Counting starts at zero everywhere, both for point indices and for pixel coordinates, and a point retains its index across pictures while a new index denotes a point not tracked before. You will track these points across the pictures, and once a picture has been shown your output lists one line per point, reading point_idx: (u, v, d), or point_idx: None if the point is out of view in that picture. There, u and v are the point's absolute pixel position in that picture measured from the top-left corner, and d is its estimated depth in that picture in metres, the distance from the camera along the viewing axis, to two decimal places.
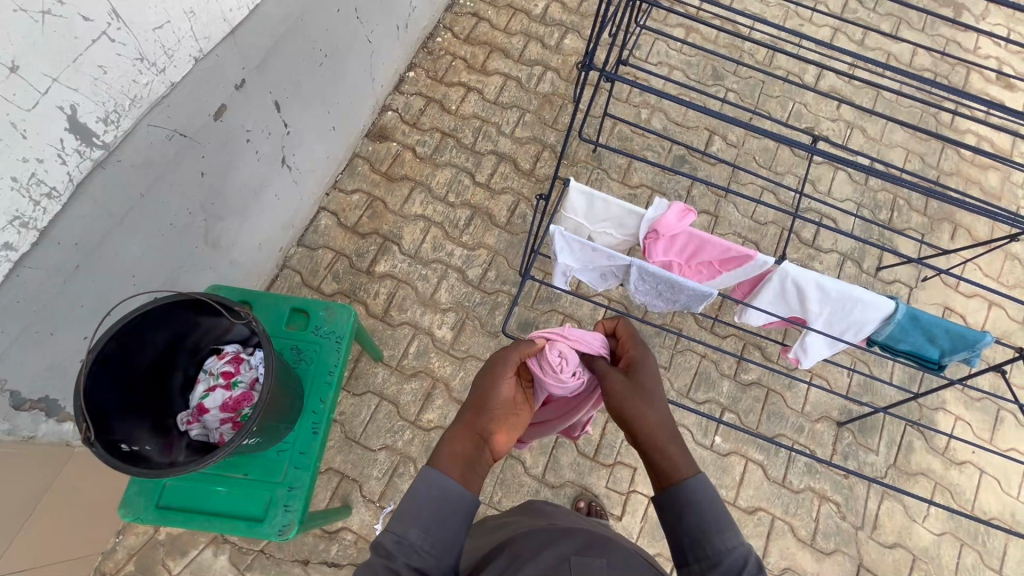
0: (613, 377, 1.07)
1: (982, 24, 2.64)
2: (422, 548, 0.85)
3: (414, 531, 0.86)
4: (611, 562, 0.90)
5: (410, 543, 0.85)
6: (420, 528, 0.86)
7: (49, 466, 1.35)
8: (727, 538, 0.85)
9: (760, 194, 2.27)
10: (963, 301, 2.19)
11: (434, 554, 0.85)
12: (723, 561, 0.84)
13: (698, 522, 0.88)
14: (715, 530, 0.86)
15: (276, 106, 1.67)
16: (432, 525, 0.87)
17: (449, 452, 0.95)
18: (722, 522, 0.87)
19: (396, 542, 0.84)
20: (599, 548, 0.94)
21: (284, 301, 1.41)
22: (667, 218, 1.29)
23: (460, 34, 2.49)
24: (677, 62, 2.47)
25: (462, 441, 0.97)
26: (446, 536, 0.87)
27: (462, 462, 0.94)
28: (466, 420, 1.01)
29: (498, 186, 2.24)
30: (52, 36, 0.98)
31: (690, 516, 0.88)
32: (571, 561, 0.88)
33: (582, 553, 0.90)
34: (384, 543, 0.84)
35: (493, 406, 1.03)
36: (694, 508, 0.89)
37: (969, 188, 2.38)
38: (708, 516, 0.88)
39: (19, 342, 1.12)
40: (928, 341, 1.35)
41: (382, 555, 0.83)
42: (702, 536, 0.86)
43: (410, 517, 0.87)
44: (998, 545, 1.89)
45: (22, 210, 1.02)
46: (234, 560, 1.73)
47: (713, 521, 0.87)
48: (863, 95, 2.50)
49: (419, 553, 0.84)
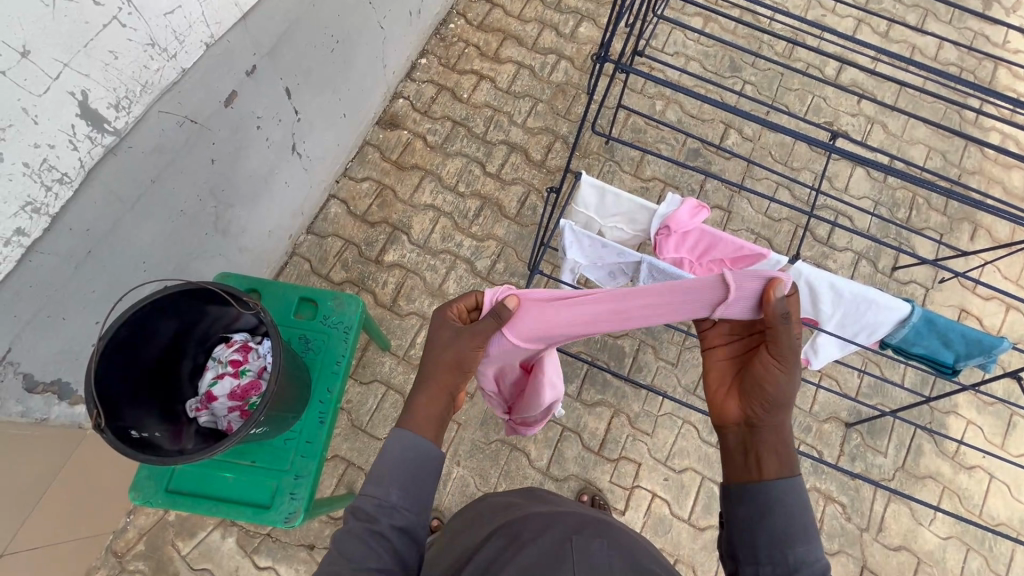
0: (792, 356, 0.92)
1: (1013, 18, 2.56)
2: (401, 506, 0.85)
3: (394, 492, 0.86)
4: (612, 541, 0.90)
5: (391, 504, 0.85)
6: (399, 487, 0.86)
7: (63, 446, 1.37)
8: (811, 548, 0.83)
9: (774, 190, 2.24)
10: (980, 304, 2.15)
11: (413, 511, 0.86)
12: (800, 574, 0.81)
13: (782, 526, 0.84)
14: (799, 537, 0.83)
15: (287, 92, 1.66)
16: (408, 482, 0.87)
17: (425, 412, 0.94)
18: (808, 530, 0.84)
19: (377, 504, 0.85)
20: (599, 529, 0.93)
21: (292, 290, 1.41)
22: (680, 214, 1.27)
23: (473, 21, 2.45)
24: (693, 53, 2.43)
25: (431, 390, 0.96)
26: (418, 492, 0.87)
27: (436, 421, 0.94)
28: (439, 377, 0.97)
29: (508, 177, 2.22)
30: (62, 20, 0.97)
31: (776, 515, 0.85)
32: (572, 541, 0.87)
33: (583, 533, 0.89)
34: (364, 507, 0.84)
35: (467, 370, 0.99)
36: (784, 513, 0.85)
37: (990, 188, 2.33)
38: (797, 521, 0.85)
39: (32, 326, 1.13)
40: (943, 346, 1.32)
41: (362, 518, 0.84)
42: (782, 539, 0.83)
43: (387, 478, 0.86)
44: (1004, 551, 1.87)
45: (34, 195, 1.02)
46: (242, 542, 1.76)
47: (800, 528, 0.84)
48: (885, 90, 2.44)
49: (399, 510, 0.85)
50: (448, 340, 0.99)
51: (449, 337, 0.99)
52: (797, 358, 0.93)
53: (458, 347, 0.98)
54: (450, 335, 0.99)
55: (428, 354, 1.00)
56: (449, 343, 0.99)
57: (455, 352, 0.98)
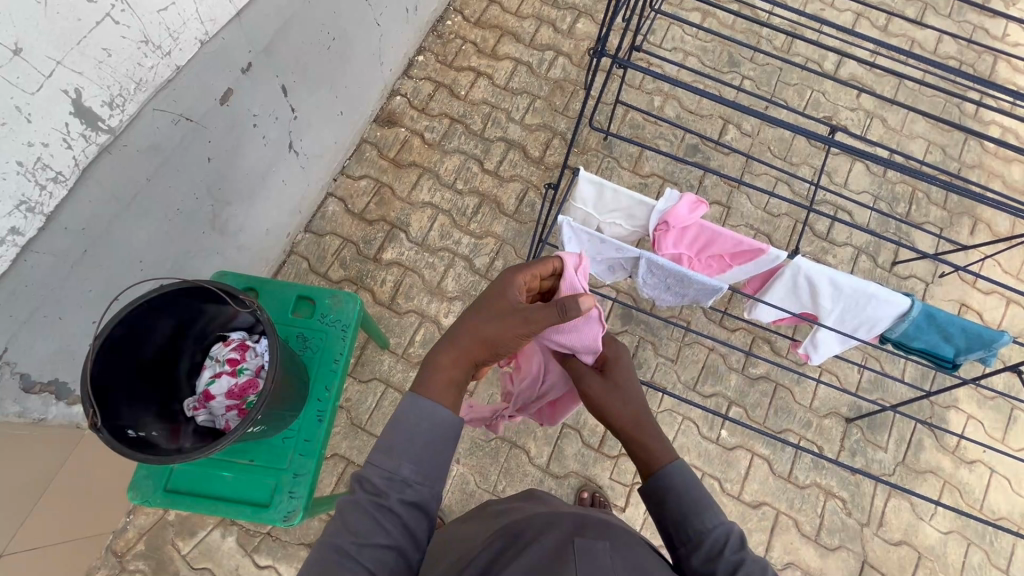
0: (588, 381, 1.04)
1: (1012, 11, 2.54)
2: (412, 481, 0.84)
3: (405, 465, 0.84)
4: (615, 543, 0.89)
5: (402, 478, 0.83)
6: (411, 461, 0.84)
7: (61, 446, 1.37)
8: (707, 517, 0.84)
9: (774, 185, 2.23)
10: (980, 298, 2.15)
11: (426, 485, 0.84)
12: (706, 543, 0.82)
13: (677, 506, 0.86)
14: (692, 513, 0.85)
15: (283, 90, 1.65)
16: (421, 456, 0.85)
17: (445, 377, 0.93)
18: (700, 503, 0.86)
19: (386, 478, 0.83)
20: (602, 531, 0.92)
21: (289, 288, 1.41)
22: (678, 210, 1.26)
23: (471, 18, 2.44)
24: (692, 48, 2.42)
25: (458, 352, 0.96)
26: (433, 464, 0.86)
27: (455, 390, 0.93)
28: (469, 347, 0.97)
29: (507, 173, 2.22)
30: (55, 17, 0.97)
31: (670, 499, 0.87)
32: (575, 543, 0.85)
33: (587, 534, 0.88)
34: (372, 479, 0.83)
35: (499, 351, 0.98)
36: (677, 493, 0.87)
37: (990, 181, 2.32)
38: (688, 499, 0.86)
39: (28, 326, 1.13)
40: (943, 340, 1.31)
41: (370, 492, 0.83)
42: (678, 521, 0.85)
43: (400, 450, 0.85)
44: (1005, 546, 1.87)
45: (27, 194, 1.01)
46: (242, 541, 1.76)
47: (692, 502, 0.86)
48: (884, 84, 2.43)
49: (409, 485, 0.83)
50: (497, 314, 0.97)
51: (500, 311, 0.98)
52: (595, 380, 1.04)
53: (500, 328, 0.96)
54: (502, 311, 0.98)
55: (470, 318, 0.98)
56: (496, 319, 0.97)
57: (495, 331, 0.96)
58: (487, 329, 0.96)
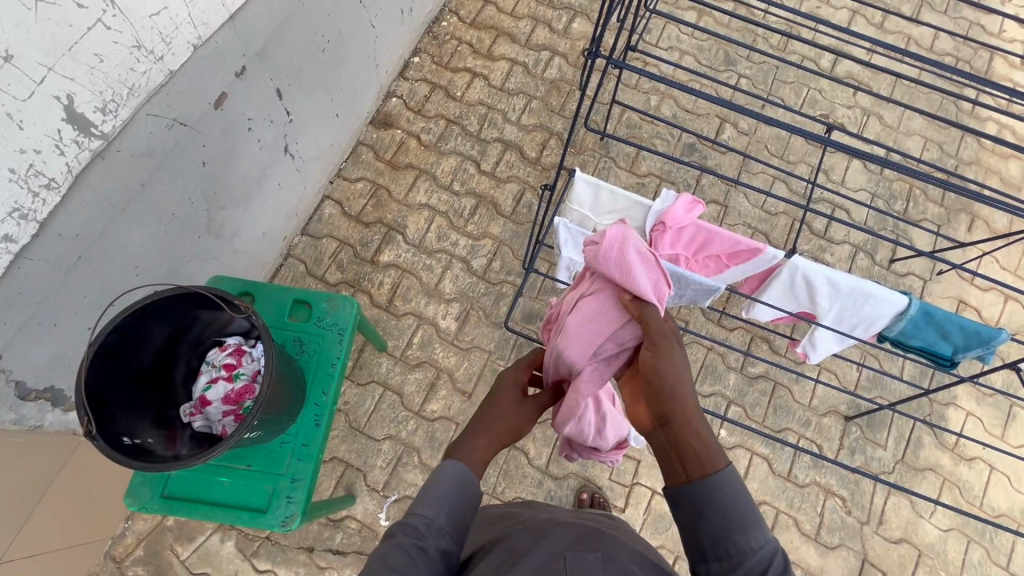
0: (669, 348, 0.97)
1: (1008, 7, 2.54)
2: (447, 529, 0.85)
3: (442, 514, 0.86)
4: (606, 554, 0.89)
5: (439, 526, 0.85)
6: (447, 512, 0.86)
7: (58, 452, 1.36)
8: (754, 537, 0.81)
9: (771, 184, 2.23)
10: (978, 295, 2.15)
11: (455, 536, 0.86)
12: (744, 563, 0.80)
13: (718, 522, 0.83)
14: (738, 530, 0.82)
15: (278, 93, 1.65)
16: (455, 507, 0.87)
17: (480, 454, 0.97)
18: (744, 520, 0.83)
19: (426, 524, 0.84)
20: (593, 542, 0.92)
21: (285, 292, 1.40)
22: (676, 210, 1.27)
23: (466, 18, 2.44)
24: (688, 47, 2.41)
25: (490, 439, 1.00)
26: (464, 517, 0.88)
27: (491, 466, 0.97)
28: (496, 429, 1.01)
29: (503, 174, 2.21)
30: (45, 23, 0.96)
31: (708, 516, 0.84)
32: (567, 557, 0.86)
33: (578, 547, 0.89)
34: (413, 524, 0.84)
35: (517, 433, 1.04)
36: (718, 509, 0.84)
37: (987, 178, 2.32)
38: (731, 515, 0.84)
39: (22, 332, 1.12)
40: (941, 338, 1.31)
41: (410, 535, 0.83)
42: (721, 536, 0.83)
43: (438, 500, 0.87)
44: (1005, 543, 1.87)
45: (20, 201, 1.01)
46: (241, 545, 1.75)
47: (737, 519, 0.83)
48: (880, 81, 2.43)
49: (445, 533, 0.85)
50: (511, 401, 1.05)
51: (514, 398, 1.06)
52: (674, 351, 0.98)
53: (518, 413, 1.04)
54: (514, 398, 1.06)
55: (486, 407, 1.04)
56: (512, 404, 1.05)
57: (513, 416, 1.04)
58: (507, 414, 1.03)
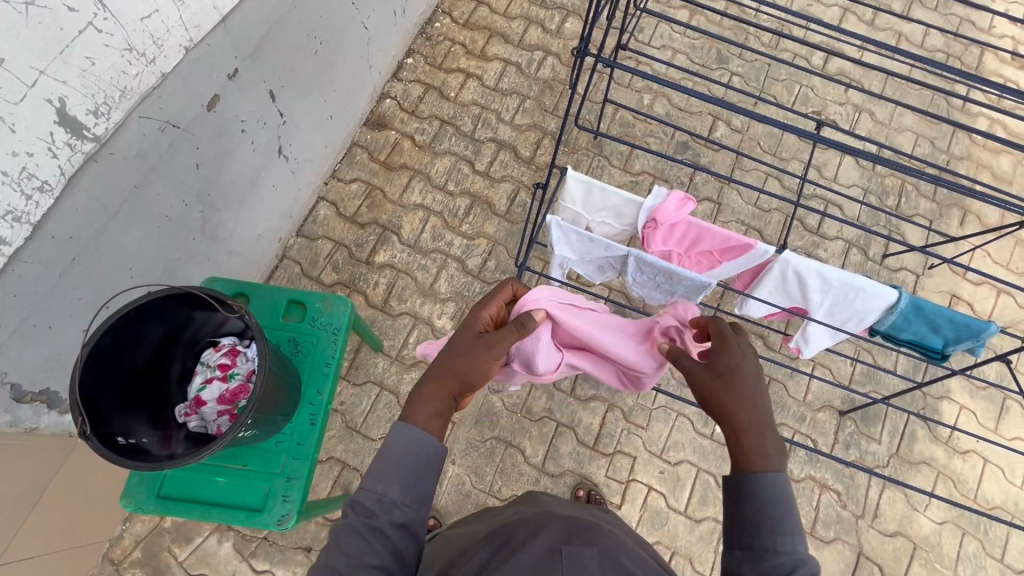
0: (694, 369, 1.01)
1: (998, 3, 2.56)
2: (401, 503, 0.85)
3: (394, 488, 0.85)
4: (602, 549, 0.89)
5: (391, 500, 0.85)
6: (400, 484, 0.86)
7: (54, 455, 1.37)
8: (782, 540, 0.81)
9: (764, 181, 2.24)
10: (971, 289, 2.16)
11: (413, 507, 0.86)
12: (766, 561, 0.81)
13: (755, 515, 0.84)
14: (767, 529, 0.83)
15: (271, 95, 1.65)
16: (409, 481, 0.86)
17: (426, 411, 0.94)
18: (778, 526, 0.83)
19: (378, 500, 0.85)
20: (591, 538, 0.92)
21: (279, 293, 1.40)
22: (666, 207, 1.26)
23: (459, 19, 2.45)
24: (680, 46, 2.43)
25: (438, 392, 0.97)
26: (419, 488, 0.87)
27: (439, 422, 0.94)
28: (443, 379, 0.98)
29: (497, 174, 2.22)
30: (37, 27, 0.97)
31: (744, 505, 0.86)
32: (562, 551, 0.86)
33: (574, 541, 0.88)
34: (364, 501, 0.84)
35: (472, 377, 0.99)
36: (757, 503, 0.85)
37: (979, 173, 2.33)
38: (768, 515, 0.84)
39: (17, 334, 1.13)
40: (932, 331, 1.32)
41: (362, 514, 0.84)
42: (750, 527, 0.84)
43: (388, 474, 0.86)
44: (999, 535, 1.88)
45: (14, 204, 1.02)
46: (239, 546, 1.76)
47: (774, 519, 0.83)
48: (871, 78, 2.44)
49: (399, 507, 0.85)
50: (465, 345, 1.02)
51: (466, 344, 1.02)
52: (702, 369, 1.00)
53: (469, 357, 1.00)
54: (468, 343, 1.02)
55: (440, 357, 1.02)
56: (462, 350, 1.01)
57: (464, 359, 1.00)
58: (455, 361, 0.99)
